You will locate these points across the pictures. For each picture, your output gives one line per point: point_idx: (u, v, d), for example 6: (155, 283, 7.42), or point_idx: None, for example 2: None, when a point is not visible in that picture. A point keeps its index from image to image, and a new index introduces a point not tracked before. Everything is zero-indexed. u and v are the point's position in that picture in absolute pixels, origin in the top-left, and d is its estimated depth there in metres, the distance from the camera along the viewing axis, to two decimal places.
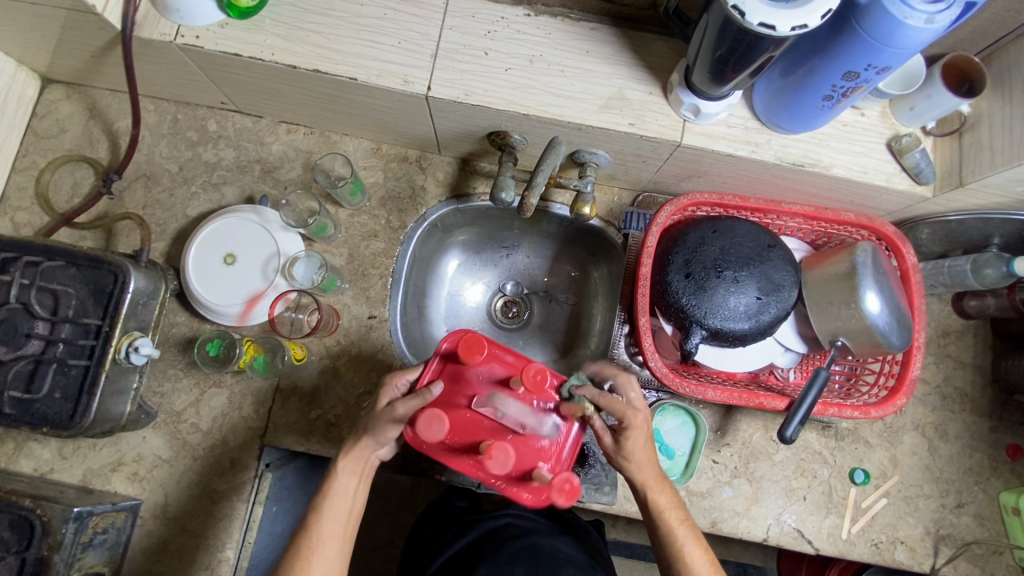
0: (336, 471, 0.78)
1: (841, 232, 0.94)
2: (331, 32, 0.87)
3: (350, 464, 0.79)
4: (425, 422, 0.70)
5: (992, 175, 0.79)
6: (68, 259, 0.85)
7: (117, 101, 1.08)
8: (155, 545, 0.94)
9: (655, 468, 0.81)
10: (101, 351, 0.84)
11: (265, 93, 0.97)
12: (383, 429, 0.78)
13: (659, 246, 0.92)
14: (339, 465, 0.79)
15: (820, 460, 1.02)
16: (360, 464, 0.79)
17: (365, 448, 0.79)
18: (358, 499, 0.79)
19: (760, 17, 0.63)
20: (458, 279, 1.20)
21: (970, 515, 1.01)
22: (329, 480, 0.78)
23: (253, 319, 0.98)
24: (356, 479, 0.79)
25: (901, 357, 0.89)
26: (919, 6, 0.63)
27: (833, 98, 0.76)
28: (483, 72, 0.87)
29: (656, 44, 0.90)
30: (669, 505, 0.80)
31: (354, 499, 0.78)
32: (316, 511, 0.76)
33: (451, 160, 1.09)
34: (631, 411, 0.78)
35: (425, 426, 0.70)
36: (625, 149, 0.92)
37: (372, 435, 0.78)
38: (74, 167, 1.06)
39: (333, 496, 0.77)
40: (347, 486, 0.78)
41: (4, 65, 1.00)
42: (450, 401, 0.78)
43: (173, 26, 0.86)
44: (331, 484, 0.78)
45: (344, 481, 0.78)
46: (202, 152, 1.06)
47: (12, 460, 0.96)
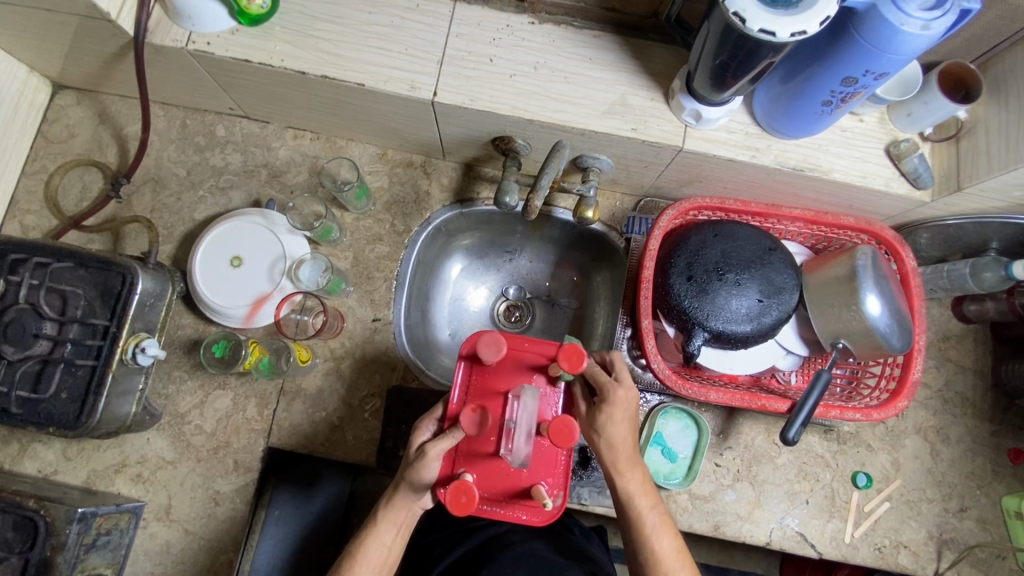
0: (376, 521, 0.78)
1: (841, 236, 0.96)
2: (339, 39, 0.89)
3: (389, 514, 0.78)
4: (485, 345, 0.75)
5: (989, 179, 0.81)
6: (77, 261, 0.86)
7: (127, 106, 1.10)
8: (157, 547, 0.94)
9: (627, 454, 0.78)
10: (108, 351, 0.85)
11: (273, 99, 0.99)
12: (418, 482, 0.76)
13: (662, 249, 0.93)
14: (379, 515, 0.78)
15: (823, 464, 1.02)
16: (399, 516, 0.78)
17: (403, 500, 0.78)
18: (396, 549, 0.79)
19: (760, 24, 0.64)
20: (461, 283, 1.21)
21: (973, 519, 1.01)
22: (367, 527, 0.78)
23: (259, 320, 0.99)
24: (395, 530, 0.78)
25: (902, 360, 0.90)
26: (915, 13, 0.65)
27: (831, 103, 0.78)
28: (488, 78, 0.89)
29: (657, 51, 0.91)
30: (638, 490, 0.78)
31: (392, 550, 0.78)
32: (352, 558, 0.77)
33: (456, 165, 1.10)
34: (611, 389, 0.77)
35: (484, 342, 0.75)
36: (627, 154, 0.93)
37: (411, 488, 0.77)
38: (84, 171, 1.07)
39: (372, 546, 0.77)
40: (385, 537, 0.78)
41: (17, 71, 1.02)
42: (505, 376, 0.79)
43: (184, 33, 0.88)
44: (369, 535, 0.77)
45: (383, 531, 0.78)
46: (209, 156, 1.08)
47: (16, 462, 0.96)
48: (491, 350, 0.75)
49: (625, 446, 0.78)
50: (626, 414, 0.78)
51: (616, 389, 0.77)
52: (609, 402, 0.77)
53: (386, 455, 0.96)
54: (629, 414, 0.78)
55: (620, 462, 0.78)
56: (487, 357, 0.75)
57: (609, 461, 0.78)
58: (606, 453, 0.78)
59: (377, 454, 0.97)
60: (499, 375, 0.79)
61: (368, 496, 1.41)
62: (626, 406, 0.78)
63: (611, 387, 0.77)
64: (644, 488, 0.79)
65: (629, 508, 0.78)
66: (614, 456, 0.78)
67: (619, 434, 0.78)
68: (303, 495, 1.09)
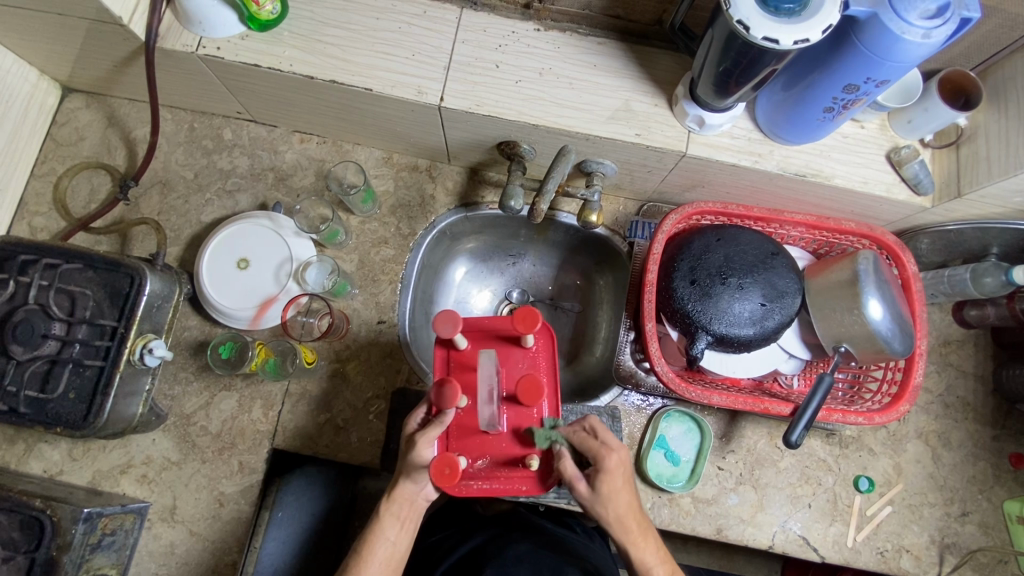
0: (380, 516, 0.78)
1: (843, 241, 0.96)
2: (347, 44, 0.90)
3: (391, 508, 0.78)
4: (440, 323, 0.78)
5: (989, 185, 0.82)
6: (87, 262, 0.87)
7: (136, 110, 1.11)
8: (162, 548, 0.94)
9: (635, 520, 0.75)
10: (116, 352, 0.86)
11: (281, 103, 1.00)
12: (415, 468, 0.77)
13: (665, 253, 0.93)
14: (382, 508, 0.78)
15: (825, 467, 1.02)
16: (402, 508, 0.78)
17: (405, 492, 0.78)
18: (401, 546, 0.78)
19: (764, 32, 0.65)
20: (465, 286, 1.21)
21: (975, 523, 1.01)
22: (371, 524, 0.78)
23: (265, 322, 1.00)
24: (399, 524, 0.78)
25: (904, 364, 0.90)
26: (916, 22, 0.66)
27: (834, 110, 0.79)
28: (494, 84, 0.90)
29: (661, 58, 0.93)
30: (654, 562, 0.74)
31: (397, 546, 0.78)
32: (358, 554, 0.76)
33: (461, 170, 1.11)
34: (607, 451, 0.74)
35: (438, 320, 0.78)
36: (631, 159, 0.94)
37: (410, 476, 0.77)
38: (92, 174, 1.08)
39: (377, 541, 0.77)
40: (389, 532, 0.77)
41: (28, 74, 1.03)
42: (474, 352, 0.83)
43: (195, 38, 0.89)
44: (374, 530, 0.77)
45: (387, 526, 0.77)
46: (217, 159, 1.09)
47: (22, 462, 0.96)
48: (447, 328, 0.77)
49: (629, 514, 0.75)
50: (625, 480, 0.74)
51: (610, 455, 0.74)
52: (607, 468, 0.74)
53: (390, 456, 0.97)
54: (626, 476, 0.75)
55: (633, 531, 0.74)
56: (445, 333, 0.78)
57: (620, 534, 0.74)
58: (615, 528, 0.74)
59: (381, 455, 0.97)
60: (469, 353, 0.83)
61: (370, 499, 1.41)
62: (622, 468, 0.75)
63: (604, 452, 0.75)
64: (659, 556, 0.75)
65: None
66: (622, 527, 0.74)
67: (623, 502, 0.74)
68: (306, 497, 1.10)
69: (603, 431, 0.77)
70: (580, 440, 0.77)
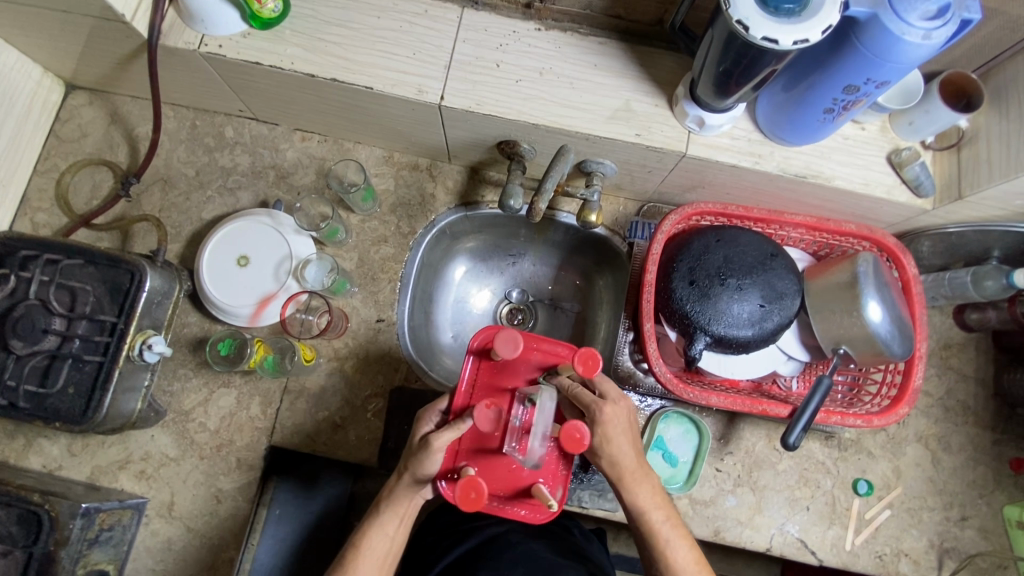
0: (378, 513, 0.78)
1: (843, 243, 0.96)
2: (348, 43, 0.90)
3: (391, 504, 0.78)
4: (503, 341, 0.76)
5: (990, 188, 0.81)
6: (87, 258, 0.87)
7: (138, 107, 1.12)
8: (159, 544, 0.94)
9: (632, 467, 0.76)
10: (116, 347, 0.86)
11: (282, 102, 1.01)
12: (422, 469, 0.75)
13: (664, 253, 0.93)
14: (381, 506, 0.78)
15: (824, 470, 1.02)
16: (401, 507, 0.78)
17: (406, 491, 0.77)
18: (398, 540, 0.79)
19: (764, 32, 0.65)
20: (465, 285, 1.21)
21: (975, 528, 1.00)
22: (369, 520, 0.79)
23: (264, 320, 1.00)
24: (397, 522, 0.78)
25: (904, 367, 0.90)
26: (916, 23, 0.66)
27: (833, 111, 0.79)
28: (494, 83, 0.90)
29: (662, 58, 0.93)
30: (649, 503, 0.76)
31: (394, 541, 0.78)
32: (354, 548, 0.77)
33: (461, 169, 1.11)
34: (598, 403, 0.75)
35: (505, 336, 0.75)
36: (631, 159, 0.94)
37: (413, 478, 0.76)
38: (94, 171, 1.09)
39: (374, 537, 0.77)
40: (387, 528, 0.78)
41: (31, 71, 1.04)
42: (514, 373, 0.81)
43: (197, 36, 0.90)
44: (371, 526, 0.78)
45: (386, 522, 0.78)
46: (218, 157, 1.09)
47: (21, 456, 0.96)
48: (508, 346, 0.75)
49: (626, 459, 0.76)
50: (620, 428, 0.75)
51: (603, 407, 0.75)
52: (601, 417, 0.74)
53: (388, 454, 0.97)
54: (623, 423, 0.76)
55: (625, 476, 0.76)
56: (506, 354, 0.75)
57: (615, 476, 0.76)
58: (612, 472, 0.76)
59: (379, 453, 0.97)
60: (506, 371, 0.81)
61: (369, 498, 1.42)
62: (618, 418, 0.75)
63: (598, 404, 0.75)
64: (654, 499, 0.77)
65: (645, 524, 0.76)
66: (618, 470, 0.76)
67: (618, 448, 0.75)
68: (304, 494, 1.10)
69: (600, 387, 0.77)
70: (574, 394, 0.77)
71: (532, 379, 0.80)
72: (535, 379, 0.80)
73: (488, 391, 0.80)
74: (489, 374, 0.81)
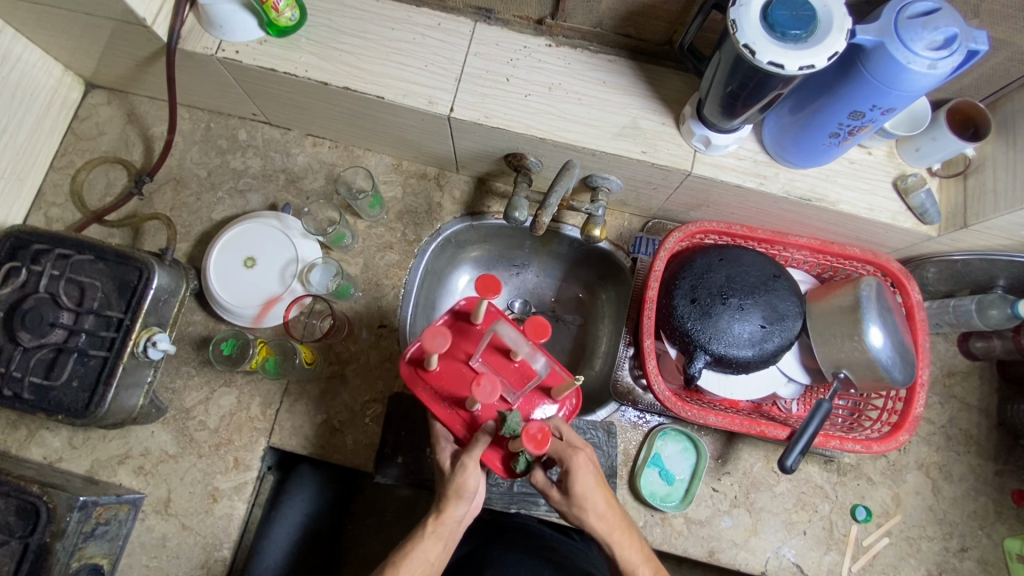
0: (422, 534, 0.75)
1: (847, 266, 0.96)
2: (362, 53, 0.92)
3: (438, 529, 0.75)
4: (429, 337, 0.75)
5: (995, 217, 0.81)
6: (98, 254, 0.89)
7: (155, 108, 1.14)
8: (154, 540, 0.95)
9: (611, 519, 0.76)
10: (121, 343, 0.87)
11: (294, 107, 1.02)
12: (467, 485, 0.75)
13: (667, 270, 0.93)
14: (426, 528, 0.75)
15: (822, 495, 1.01)
16: (448, 530, 0.75)
17: (454, 513, 0.75)
18: (437, 565, 0.76)
19: (770, 56, 0.66)
20: (467, 294, 1.22)
21: (974, 560, 0.99)
22: (413, 539, 0.75)
23: (268, 321, 1.02)
24: (439, 545, 0.75)
25: (905, 394, 0.89)
26: (923, 53, 0.66)
27: (839, 135, 0.79)
28: (504, 96, 0.91)
29: (670, 77, 0.93)
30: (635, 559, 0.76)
31: (434, 565, 0.75)
32: (392, 568, 0.73)
33: (468, 179, 1.12)
34: (573, 453, 0.75)
35: (428, 335, 0.75)
36: (637, 176, 0.95)
37: (463, 498, 0.75)
38: (109, 168, 1.11)
39: (414, 558, 0.73)
40: (429, 552, 0.74)
41: (52, 69, 1.06)
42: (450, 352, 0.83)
43: (215, 41, 0.92)
44: (414, 546, 0.74)
45: (428, 547, 0.74)
46: (230, 159, 1.11)
47: (23, 447, 0.97)
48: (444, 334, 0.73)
49: (606, 513, 0.76)
50: (595, 478, 0.75)
51: (577, 455, 0.75)
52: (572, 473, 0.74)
53: (385, 461, 0.97)
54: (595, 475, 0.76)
55: (611, 534, 0.75)
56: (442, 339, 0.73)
57: (603, 533, 0.75)
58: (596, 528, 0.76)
59: (375, 459, 0.97)
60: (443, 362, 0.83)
61: (365, 503, 1.42)
62: (590, 464, 0.75)
63: (571, 451, 0.75)
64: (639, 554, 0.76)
65: None
66: (601, 526, 0.76)
67: (597, 503, 0.75)
68: (300, 498, 1.10)
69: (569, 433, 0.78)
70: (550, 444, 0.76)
71: (462, 339, 0.84)
72: (466, 338, 0.84)
73: (447, 381, 0.82)
74: (441, 376, 0.82)
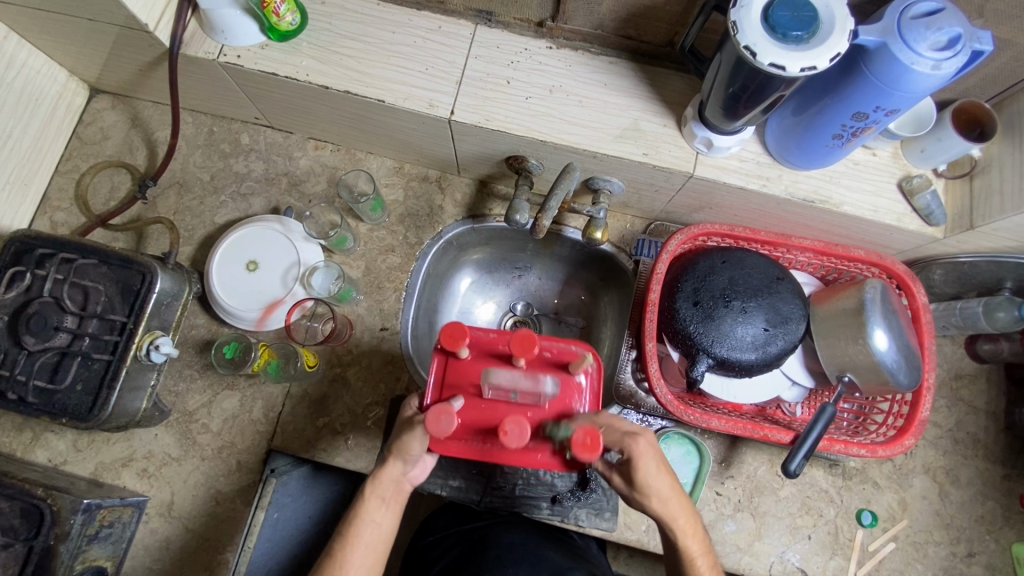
0: (365, 497, 0.73)
1: (852, 268, 0.95)
2: (362, 56, 0.92)
3: (378, 489, 0.73)
4: (434, 419, 0.67)
5: (1002, 219, 0.80)
6: (101, 258, 0.89)
7: (159, 112, 1.15)
8: (157, 542, 0.95)
9: (675, 505, 0.72)
10: (124, 347, 0.88)
11: (296, 110, 1.02)
12: (408, 447, 0.72)
13: (669, 273, 0.93)
14: (367, 489, 0.73)
15: (827, 499, 1.00)
16: (388, 489, 0.74)
17: (392, 471, 0.73)
18: (386, 529, 0.74)
19: (771, 58, 0.65)
20: (470, 297, 1.21)
21: (982, 565, 0.98)
22: (358, 504, 0.74)
23: (270, 324, 1.02)
24: (385, 506, 0.74)
25: (911, 398, 0.88)
26: (926, 53, 0.65)
27: (843, 136, 0.78)
28: (504, 99, 0.91)
29: (671, 79, 0.93)
30: (692, 544, 0.73)
31: (384, 527, 0.73)
32: (343, 538, 0.72)
33: (470, 182, 1.12)
34: (634, 439, 0.69)
35: (432, 420, 0.67)
36: (639, 178, 0.94)
37: (400, 457, 0.72)
38: (113, 172, 1.12)
39: (363, 525, 0.72)
40: (376, 515, 0.73)
41: (57, 74, 1.07)
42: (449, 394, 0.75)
43: (217, 46, 0.92)
44: (360, 512, 0.73)
45: (373, 509, 0.73)
46: (233, 163, 1.12)
47: (28, 450, 0.98)
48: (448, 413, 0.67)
49: (672, 500, 0.72)
50: (658, 464, 0.70)
51: (638, 440, 0.69)
52: (635, 461, 0.69)
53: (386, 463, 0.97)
54: (658, 460, 0.70)
55: (675, 520, 0.72)
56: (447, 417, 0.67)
57: (665, 518, 0.72)
58: (658, 511, 0.72)
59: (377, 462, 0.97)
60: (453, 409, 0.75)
61: None
62: (651, 451, 0.70)
63: (629, 438, 0.69)
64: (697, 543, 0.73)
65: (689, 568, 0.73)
66: (666, 512, 0.72)
67: (661, 489, 0.70)
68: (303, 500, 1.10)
69: (622, 421, 0.71)
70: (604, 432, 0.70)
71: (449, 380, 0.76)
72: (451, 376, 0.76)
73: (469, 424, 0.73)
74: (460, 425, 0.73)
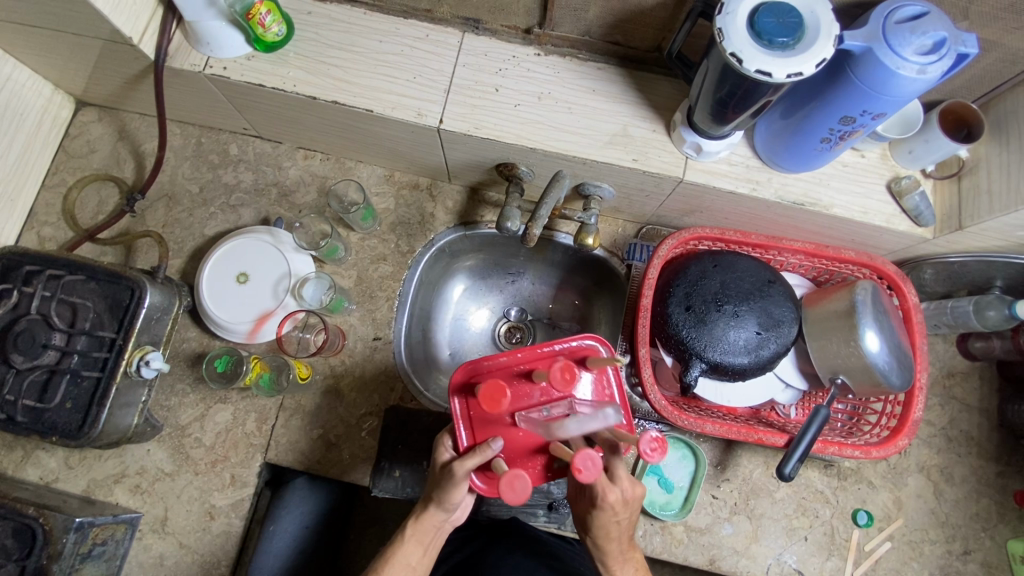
0: (402, 540, 0.75)
1: (843, 269, 0.96)
2: (350, 66, 0.92)
3: (416, 532, 0.75)
4: (507, 487, 0.63)
5: (990, 219, 0.81)
6: (89, 273, 0.88)
7: (146, 124, 1.14)
8: (151, 559, 0.94)
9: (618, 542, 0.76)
10: (114, 363, 0.87)
11: (284, 121, 1.02)
12: (452, 498, 0.72)
13: (661, 278, 0.93)
14: (406, 532, 0.75)
15: (822, 499, 1.00)
16: (427, 534, 0.75)
17: (432, 518, 0.75)
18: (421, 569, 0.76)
19: (757, 65, 0.65)
20: (463, 304, 1.21)
21: (977, 562, 0.98)
22: (394, 543, 0.75)
23: (261, 337, 1.01)
24: (421, 549, 0.75)
25: (904, 398, 0.88)
26: (911, 58, 0.65)
27: (831, 140, 0.78)
28: (492, 108, 0.91)
29: (660, 84, 0.93)
30: None
31: (417, 569, 0.75)
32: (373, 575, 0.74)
33: (461, 189, 1.12)
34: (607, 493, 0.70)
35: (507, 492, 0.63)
36: (629, 183, 0.94)
37: (441, 507, 0.73)
38: (101, 186, 1.11)
39: (395, 565, 0.74)
40: (411, 556, 0.75)
41: (42, 88, 1.06)
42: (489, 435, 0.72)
43: (203, 58, 0.91)
44: (394, 552, 0.74)
45: (409, 550, 0.75)
46: (222, 174, 1.11)
47: (20, 468, 0.97)
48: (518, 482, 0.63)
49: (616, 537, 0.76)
50: (618, 514, 0.73)
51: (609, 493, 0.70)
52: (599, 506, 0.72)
53: (381, 474, 0.97)
54: (621, 511, 0.73)
55: (611, 557, 0.77)
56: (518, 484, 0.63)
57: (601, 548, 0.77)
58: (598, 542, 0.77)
59: (372, 472, 0.97)
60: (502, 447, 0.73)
61: (366, 513, 1.42)
62: (621, 504, 0.72)
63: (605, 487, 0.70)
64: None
65: None
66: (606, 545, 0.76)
67: (608, 530, 0.75)
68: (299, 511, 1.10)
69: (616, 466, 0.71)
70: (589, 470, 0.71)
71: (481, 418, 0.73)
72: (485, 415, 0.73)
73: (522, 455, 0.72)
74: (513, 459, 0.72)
